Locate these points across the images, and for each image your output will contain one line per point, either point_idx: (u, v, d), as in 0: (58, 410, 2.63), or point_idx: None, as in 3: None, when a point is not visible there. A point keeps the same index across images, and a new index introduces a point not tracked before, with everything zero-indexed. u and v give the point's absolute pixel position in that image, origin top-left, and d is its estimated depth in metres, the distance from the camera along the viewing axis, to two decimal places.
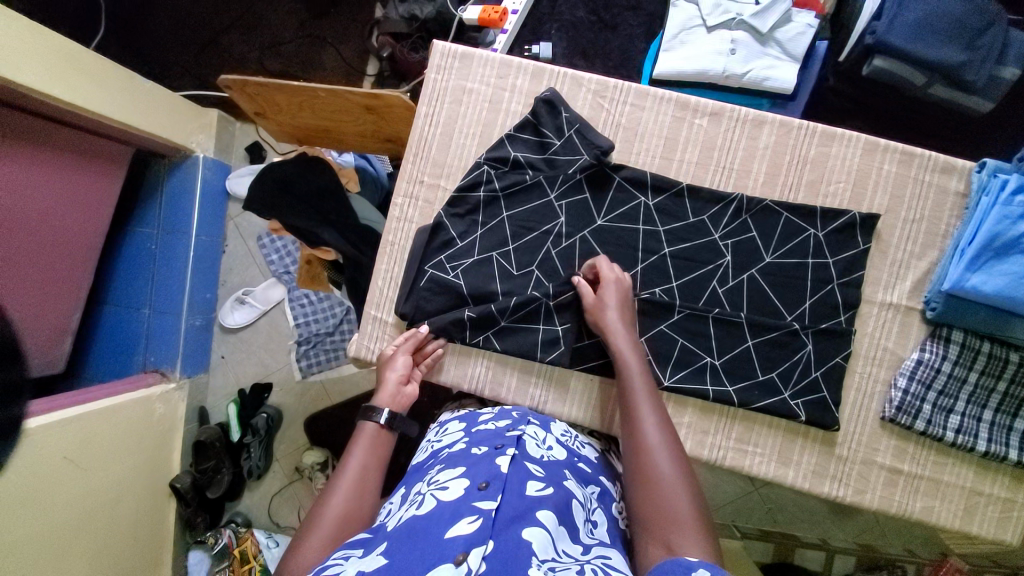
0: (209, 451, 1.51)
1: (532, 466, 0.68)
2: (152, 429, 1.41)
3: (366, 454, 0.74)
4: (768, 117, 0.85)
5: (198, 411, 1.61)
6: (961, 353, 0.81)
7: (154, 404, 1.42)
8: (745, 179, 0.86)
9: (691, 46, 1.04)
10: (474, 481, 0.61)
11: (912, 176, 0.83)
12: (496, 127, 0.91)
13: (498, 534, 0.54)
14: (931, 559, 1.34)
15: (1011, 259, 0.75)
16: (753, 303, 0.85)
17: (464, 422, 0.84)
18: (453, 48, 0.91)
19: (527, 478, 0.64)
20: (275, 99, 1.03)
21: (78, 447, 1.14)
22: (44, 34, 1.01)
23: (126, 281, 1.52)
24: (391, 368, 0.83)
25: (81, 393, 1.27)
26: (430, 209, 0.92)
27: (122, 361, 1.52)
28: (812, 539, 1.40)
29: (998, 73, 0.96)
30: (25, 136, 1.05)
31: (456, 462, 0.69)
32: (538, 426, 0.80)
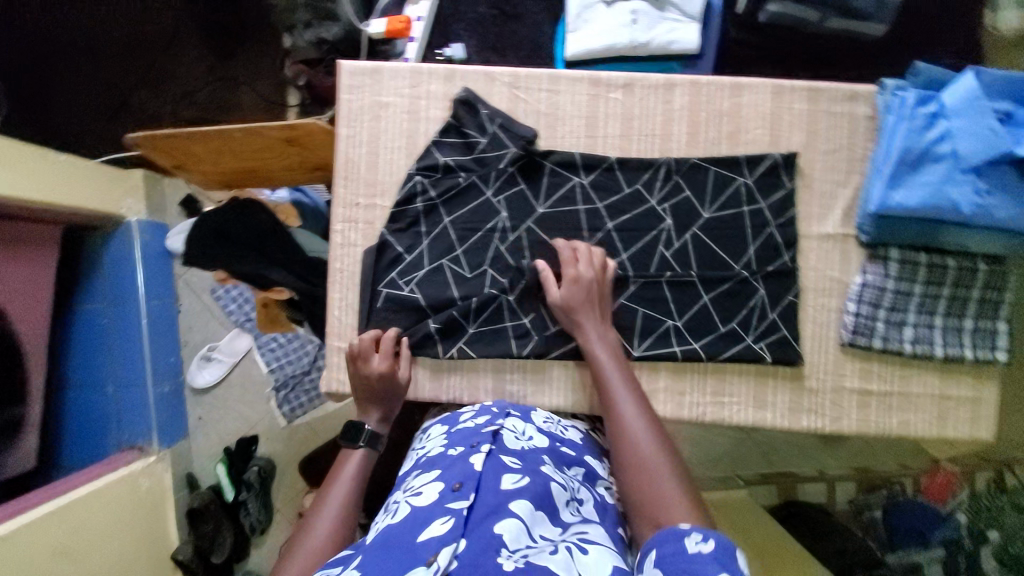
0: (205, 515, 1.45)
1: (509, 458, 0.67)
2: (140, 504, 1.36)
3: (356, 478, 0.75)
4: (677, 80, 0.88)
5: (186, 478, 1.57)
6: (901, 269, 0.84)
7: (137, 481, 1.37)
8: (669, 143, 0.88)
9: (595, 23, 1.07)
10: (447, 483, 0.62)
11: (819, 111, 0.87)
12: (420, 135, 0.90)
13: (470, 532, 0.55)
14: (923, 468, 1.41)
15: (924, 170, 0.78)
16: (701, 260, 0.87)
17: (444, 425, 0.82)
18: (361, 66, 0.90)
19: (502, 471, 0.64)
20: (191, 150, 0.99)
21: (65, 538, 1.09)
22: None
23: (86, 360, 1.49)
24: (371, 383, 0.82)
25: (57, 484, 1.21)
26: (372, 229, 0.90)
27: (94, 444, 1.49)
28: (810, 473, 1.47)
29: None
30: None
31: (432, 464, 0.69)
32: (517, 418, 0.79)
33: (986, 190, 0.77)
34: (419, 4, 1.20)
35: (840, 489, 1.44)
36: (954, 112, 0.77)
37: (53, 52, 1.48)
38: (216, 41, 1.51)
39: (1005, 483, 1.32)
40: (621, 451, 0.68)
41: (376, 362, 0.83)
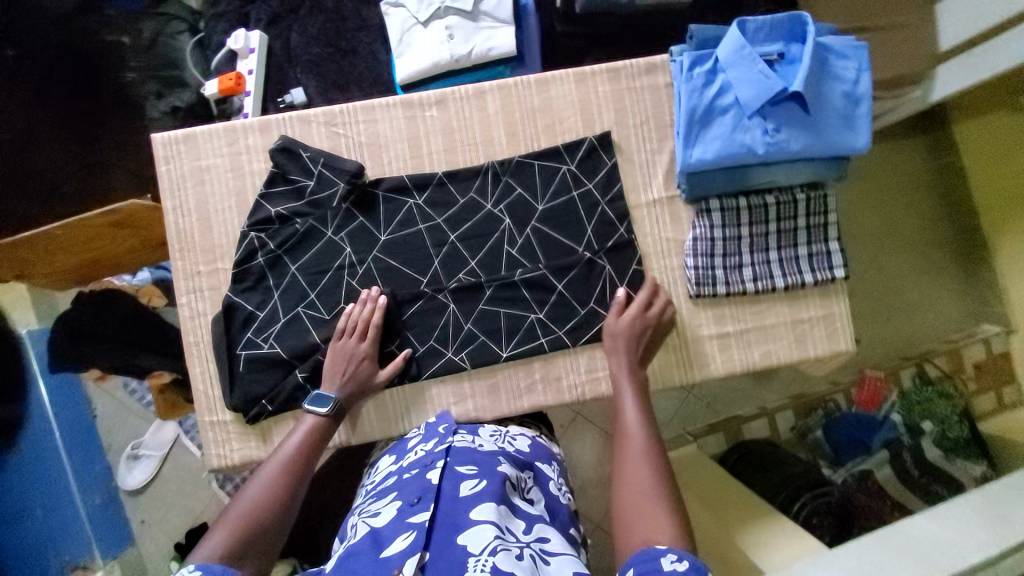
0: None
1: (463, 465, 0.72)
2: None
3: (297, 442, 0.79)
4: (486, 87, 0.90)
5: None
6: (725, 216, 0.89)
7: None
8: (492, 146, 0.91)
9: (416, 45, 1.09)
10: (406, 499, 0.67)
11: (624, 88, 0.92)
12: (249, 190, 0.90)
13: (432, 542, 0.62)
14: (853, 381, 1.45)
15: (714, 123, 0.83)
16: (547, 250, 0.90)
17: (393, 455, 0.83)
18: (172, 135, 0.89)
19: (459, 479, 0.69)
20: (19, 258, 0.95)
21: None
22: None
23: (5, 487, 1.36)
24: (334, 362, 0.85)
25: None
26: (219, 293, 0.89)
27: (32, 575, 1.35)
28: (752, 412, 1.48)
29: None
30: None
31: (387, 488, 0.73)
32: (466, 433, 0.81)
33: (773, 129, 0.82)
34: (247, 57, 1.18)
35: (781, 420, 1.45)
36: (728, 64, 0.82)
37: None
38: None
39: (927, 375, 1.39)
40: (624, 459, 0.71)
41: (327, 360, 0.85)
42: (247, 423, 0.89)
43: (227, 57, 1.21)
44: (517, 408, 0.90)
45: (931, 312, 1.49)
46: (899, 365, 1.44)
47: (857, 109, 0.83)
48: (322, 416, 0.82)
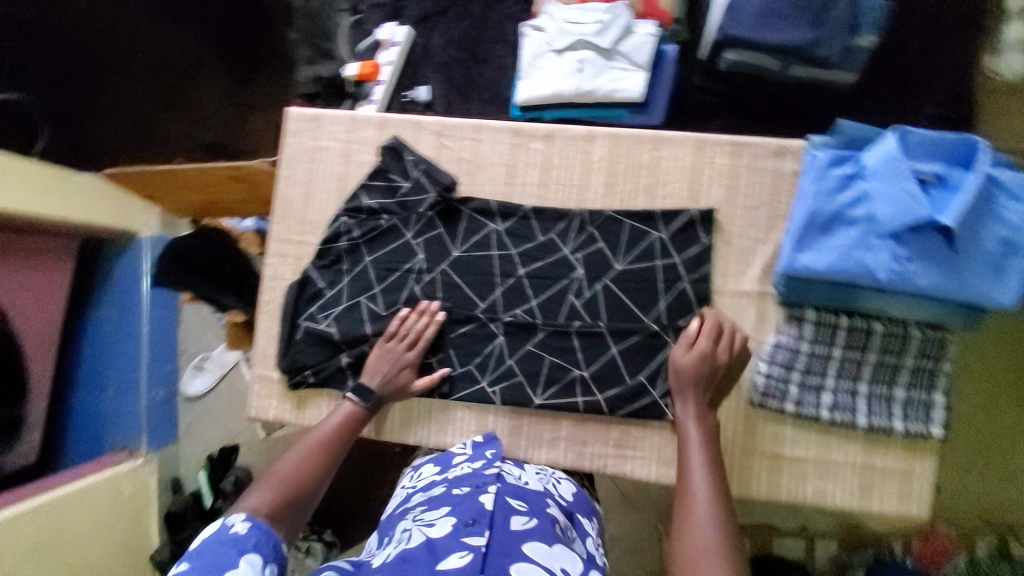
0: (183, 520, 1.55)
1: (516, 501, 0.70)
2: (126, 506, 1.51)
3: (333, 428, 0.81)
4: (598, 132, 0.88)
5: (171, 481, 1.70)
6: (817, 331, 0.79)
7: (122, 483, 1.52)
8: (585, 193, 0.88)
9: (543, 71, 1.09)
10: (461, 518, 0.64)
11: (744, 165, 0.85)
12: (352, 178, 0.95)
13: (488, 567, 0.58)
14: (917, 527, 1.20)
15: (836, 232, 0.74)
16: (611, 311, 0.85)
17: (437, 465, 0.82)
18: (303, 112, 0.96)
19: (511, 513, 0.67)
20: (157, 184, 1.08)
21: (44, 534, 1.25)
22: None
23: (89, 363, 1.62)
24: (381, 359, 0.87)
25: (51, 479, 1.40)
26: (299, 264, 0.96)
27: (90, 445, 1.60)
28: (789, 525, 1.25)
29: (854, 43, 1.01)
30: None
31: (439, 500, 0.71)
32: (512, 465, 0.82)
33: (904, 257, 0.71)
34: (389, 49, 1.27)
35: (820, 547, 1.23)
36: (871, 173, 0.73)
37: None
38: None
39: (1008, 551, 1.15)
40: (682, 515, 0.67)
41: (372, 354, 0.88)
42: (288, 389, 0.94)
43: (373, 46, 1.31)
44: (533, 456, 0.87)
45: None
46: (976, 529, 1.19)
47: (1013, 258, 0.70)
48: (358, 405, 0.84)
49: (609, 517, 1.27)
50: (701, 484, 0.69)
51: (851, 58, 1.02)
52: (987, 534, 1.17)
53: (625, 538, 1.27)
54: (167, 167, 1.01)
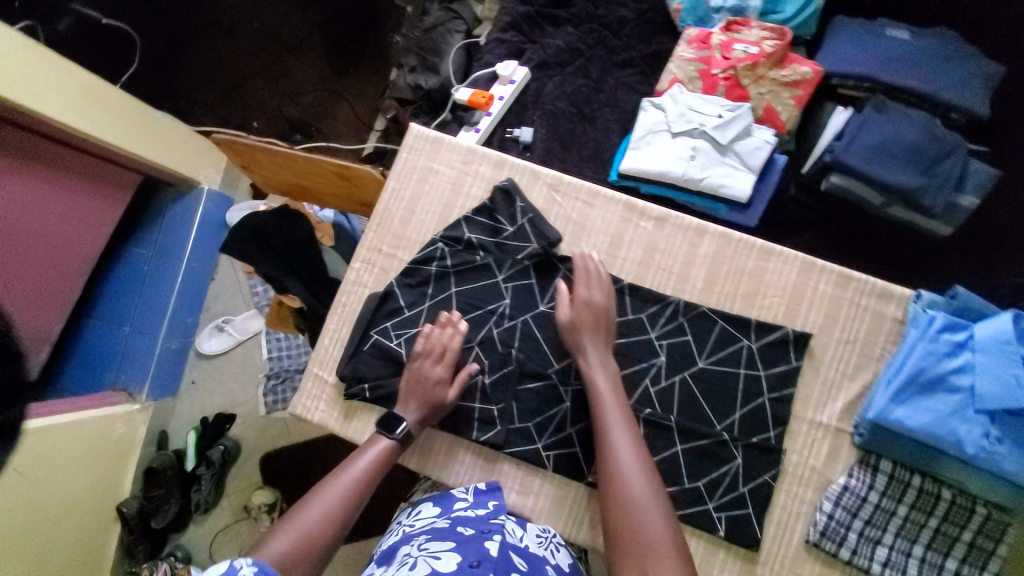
0: (160, 477, 1.50)
1: (518, 557, 0.71)
2: (113, 450, 1.45)
3: (364, 471, 0.77)
4: (709, 228, 0.89)
5: (158, 435, 1.64)
6: (888, 485, 0.80)
7: (116, 425, 1.47)
8: (685, 283, 0.88)
9: (654, 147, 1.11)
10: (467, 559, 0.66)
11: (846, 298, 0.85)
12: (456, 206, 0.96)
13: None
14: None
15: (935, 396, 0.75)
16: (684, 407, 0.85)
17: (437, 507, 0.81)
18: (425, 132, 0.98)
19: (513, 568, 0.68)
20: (259, 159, 1.08)
21: (32, 461, 1.19)
22: (73, 72, 1.21)
23: (116, 296, 1.61)
24: (413, 391, 0.84)
25: (50, 404, 1.36)
26: (384, 275, 0.96)
27: (97, 376, 1.59)
28: None
29: (956, 201, 1.05)
30: (34, 157, 1.21)
31: (442, 535, 0.72)
32: (516, 521, 0.80)
33: (995, 437, 0.72)
34: (505, 85, 1.28)
35: None
36: (981, 346, 0.74)
37: (197, 33, 1.80)
38: (333, 61, 1.78)
39: None
40: (616, 489, 0.70)
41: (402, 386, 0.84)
42: (342, 397, 0.92)
43: (489, 78, 1.33)
44: (572, 534, 0.85)
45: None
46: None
47: None
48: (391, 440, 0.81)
49: None
50: (620, 455, 0.73)
51: (953, 213, 1.05)
52: None
53: None
54: (279, 148, 1.01)
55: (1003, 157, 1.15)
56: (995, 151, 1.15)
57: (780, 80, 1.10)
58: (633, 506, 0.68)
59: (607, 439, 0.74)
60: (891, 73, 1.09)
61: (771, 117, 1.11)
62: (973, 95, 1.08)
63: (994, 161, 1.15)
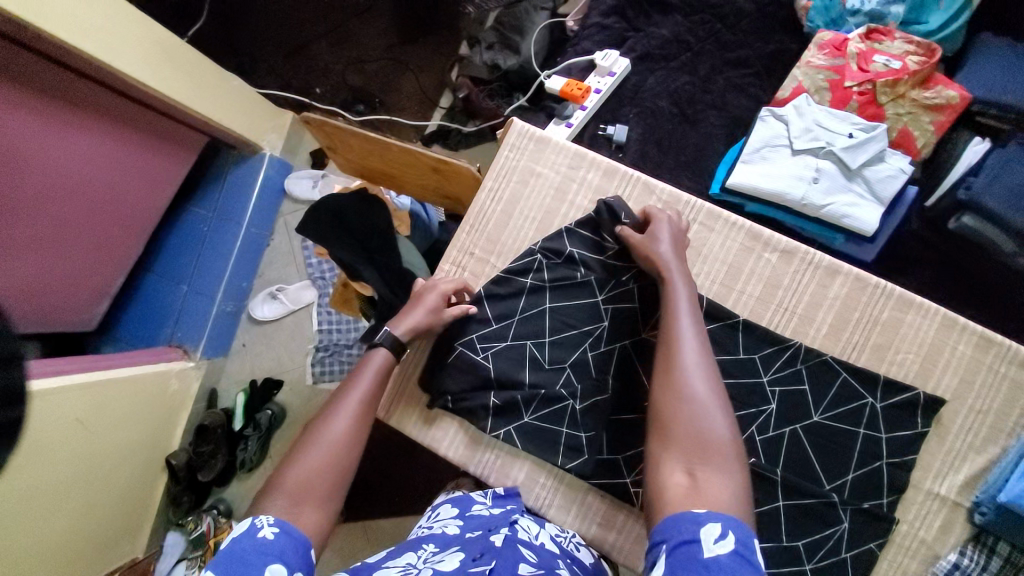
0: (209, 435, 1.52)
1: (527, 551, 0.68)
2: (165, 403, 1.46)
3: (359, 399, 0.73)
4: (843, 268, 0.80)
5: (208, 392, 1.65)
6: (1003, 568, 0.75)
7: (168, 380, 1.47)
8: (807, 326, 0.81)
9: (772, 164, 1.01)
10: (469, 552, 0.64)
11: (985, 363, 0.77)
12: (558, 215, 0.89)
13: None
14: None
15: None
16: (792, 461, 0.78)
17: (455, 508, 0.80)
18: (531, 130, 0.90)
19: (522, 559, 0.65)
20: (347, 141, 1.03)
21: (90, 410, 1.18)
22: (150, 26, 1.11)
23: (174, 254, 1.61)
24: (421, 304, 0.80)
25: (107, 359, 1.35)
26: (473, 282, 0.90)
27: (152, 332, 1.60)
28: None
29: None
30: (112, 114, 1.12)
31: (449, 539, 0.70)
32: (531, 520, 0.78)
33: None
34: (603, 76, 1.19)
35: None
36: None
37: None
38: (402, 29, 1.69)
39: None
40: (675, 393, 0.63)
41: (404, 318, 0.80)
42: (425, 404, 0.89)
43: (584, 66, 1.23)
44: None
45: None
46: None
47: None
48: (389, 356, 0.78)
49: None
50: (692, 391, 0.62)
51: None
52: None
53: None
54: (374, 133, 0.95)
55: None
56: None
57: (922, 101, 0.98)
58: (695, 412, 0.61)
59: (676, 342, 0.66)
60: None
61: (906, 142, 0.99)
62: None
63: None
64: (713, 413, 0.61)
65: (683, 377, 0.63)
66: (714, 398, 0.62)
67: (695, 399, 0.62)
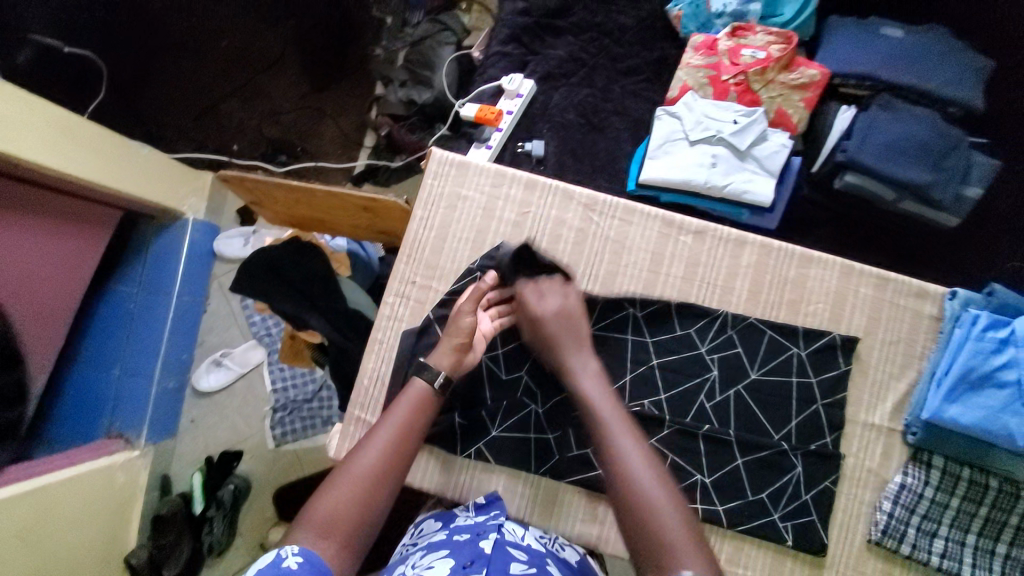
0: (168, 525, 1.40)
1: (515, 551, 0.71)
2: (115, 500, 1.35)
3: (393, 431, 0.71)
4: (749, 238, 0.89)
5: (160, 479, 1.52)
6: (942, 479, 0.82)
7: (115, 474, 1.36)
8: (729, 295, 0.89)
9: (675, 156, 1.11)
10: (459, 560, 0.66)
11: (886, 299, 0.87)
12: (489, 232, 0.93)
13: None
14: None
15: (985, 392, 0.77)
16: (741, 419, 0.85)
17: (440, 519, 0.82)
18: (451, 157, 0.95)
19: (510, 560, 0.69)
20: (272, 194, 1.04)
21: (32, 522, 1.08)
22: (43, 107, 1.07)
23: (100, 339, 1.48)
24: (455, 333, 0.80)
25: (42, 462, 1.23)
26: (420, 308, 0.92)
27: (84, 425, 1.45)
28: None
29: (963, 192, 1.09)
30: (10, 203, 1.06)
31: (438, 545, 0.72)
32: (517, 524, 0.82)
33: None
34: (513, 99, 1.26)
35: None
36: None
37: (167, 53, 1.69)
38: (311, 75, 1.70)
39: None
40: (625, 490, 0.62)
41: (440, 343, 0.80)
42: None
43: (494, 91, 1.30)
44: None
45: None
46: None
47: None
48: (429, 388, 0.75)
49: None
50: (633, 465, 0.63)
51: (960, 204, 1.10)
52: None
53: None
54: (297, 182, 0.96)
55: (1000, 145, 1.20)
56: (992, 140, 1.20)
57: (788, 83, 1.11)
58: (648, 506, 0.60)
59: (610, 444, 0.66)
60: (890, 72, 1.11)
61: (783, 120, 1.12)
62: (973, 89, 1.12)
63: (992, 150, 1.20)
64: (668, 504, 0.61)
65: (628, 471, 0.63)
66: (661, 487, 0.62)
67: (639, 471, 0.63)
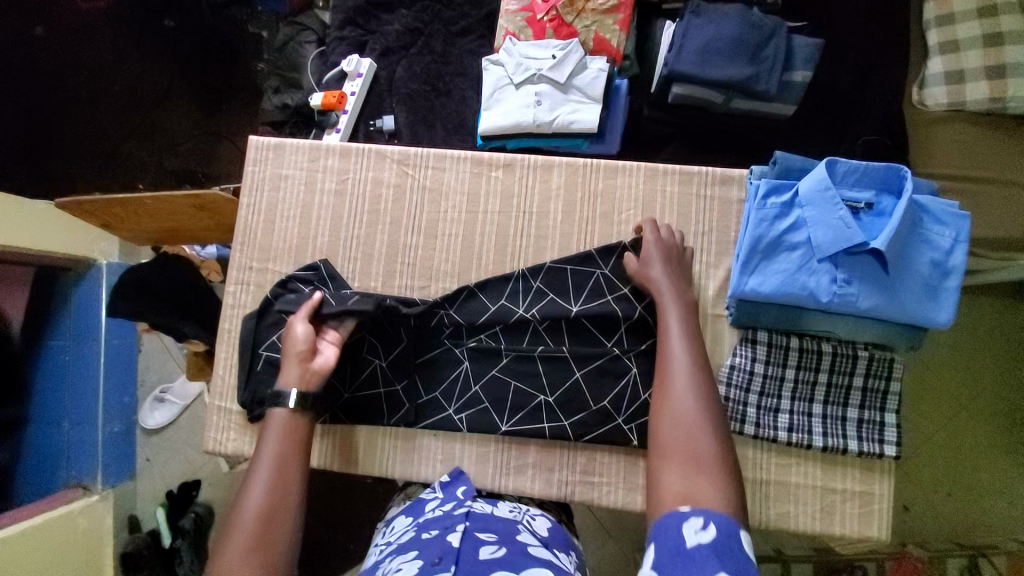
0: (139, 562, 1.40)
1: (485, 534, 0.71)
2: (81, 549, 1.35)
3: (271, 453, 0.73)
4: (555, 161, 0.92)
5: (128, 520, 1.51)
6: (770, 352, 0.84)
7: (74, 521, 1.36)
8: (546, 220, 0.91)
9: (505, 103, 1.13)
10: (427, 558, 0.65)
11: (693, 193, 0.89)
12: (314, 205, 0.95)
13: None
14: (891, 554, 1.25)
15: (778, 257, 0.79)
16: (574, 335, 0.88)
17: (409, 516, 0.81)
18: (265, 141, 0.97)
19: (479, 545, 0.68)
20: (113, 212, 1.09)
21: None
22: None
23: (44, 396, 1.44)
24: (291, 347, 0.80)
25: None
26: (261, 292, 0.94)
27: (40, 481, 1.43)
28: (766, 552, 1.28)
29: (790, 78, 1.12)
30: None
31: (407, 546, 0.71)
32: (485, 502, 0.83)
33: (842, 280, 0.77)
34: (354, 80, 1.29)
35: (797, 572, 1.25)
36: (806, 201, 0.79)
37: None
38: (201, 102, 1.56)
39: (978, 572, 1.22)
40: (662, 412, 0.71)
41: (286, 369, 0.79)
42: (248, 421, 0.91)
43: (338, 77, 1.32)
44: (501, 484, 0.88)
45: (995, 499, 1.32)
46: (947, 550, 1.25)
47: (945, 280, 0.77)
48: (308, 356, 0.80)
49: (587, 536, 1.32)
50: (679, 414, 0.69)
51: (788, 91, 1.12)
52: (956, 557, 1.22)
53: (600, 563, 1.31)
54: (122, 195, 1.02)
55: (825, 29, 1.22)
56: (817, 24, 1.22)
57: (598, 10, 1.14)
58: (678, 425, 0.69)
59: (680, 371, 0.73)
60: None
61: (604, 47, 1.14)
62: None
63: (820, 33, 1.23)
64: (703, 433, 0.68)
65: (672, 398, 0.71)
66: (700, 417, 0.69)
67: (679, 420, 0.69)
